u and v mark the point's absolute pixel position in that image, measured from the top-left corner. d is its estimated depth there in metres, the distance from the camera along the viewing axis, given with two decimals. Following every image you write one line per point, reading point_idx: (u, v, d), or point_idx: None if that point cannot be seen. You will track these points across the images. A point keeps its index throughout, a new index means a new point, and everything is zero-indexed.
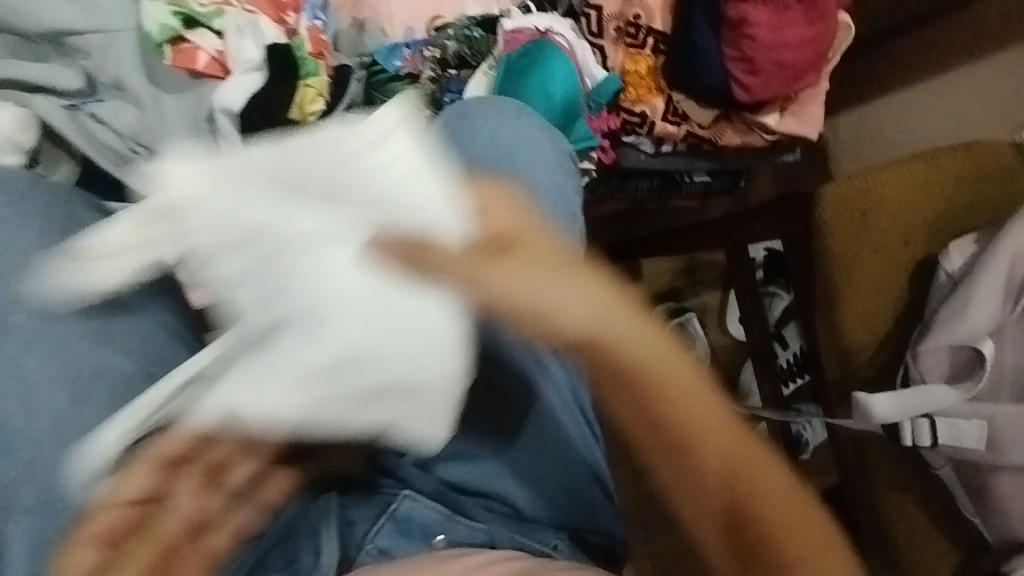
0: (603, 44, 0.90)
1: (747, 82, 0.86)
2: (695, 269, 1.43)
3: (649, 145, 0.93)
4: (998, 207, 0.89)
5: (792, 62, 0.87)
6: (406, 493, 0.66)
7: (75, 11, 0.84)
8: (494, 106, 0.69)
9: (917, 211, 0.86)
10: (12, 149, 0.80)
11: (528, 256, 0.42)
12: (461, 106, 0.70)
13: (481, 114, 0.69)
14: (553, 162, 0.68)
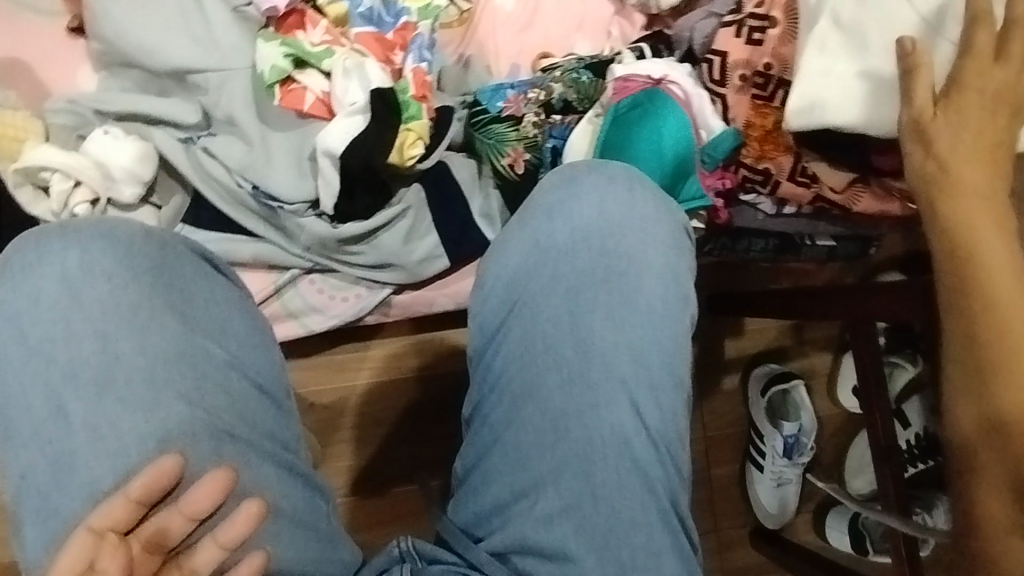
0: (726, 94, 0.83)
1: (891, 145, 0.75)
2: (806, 329, 1.28)
3: (769, 206, 0.85)
4: None
5: None
6: None
7: (198, 50, 0.87)
8: (603, 175, 0.68)
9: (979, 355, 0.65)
10: (132, 181, 0.85)
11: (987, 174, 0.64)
12: (565, 173, 0.69)
13: (587, 182, 0.68)
14: (661, 238, 0.67)
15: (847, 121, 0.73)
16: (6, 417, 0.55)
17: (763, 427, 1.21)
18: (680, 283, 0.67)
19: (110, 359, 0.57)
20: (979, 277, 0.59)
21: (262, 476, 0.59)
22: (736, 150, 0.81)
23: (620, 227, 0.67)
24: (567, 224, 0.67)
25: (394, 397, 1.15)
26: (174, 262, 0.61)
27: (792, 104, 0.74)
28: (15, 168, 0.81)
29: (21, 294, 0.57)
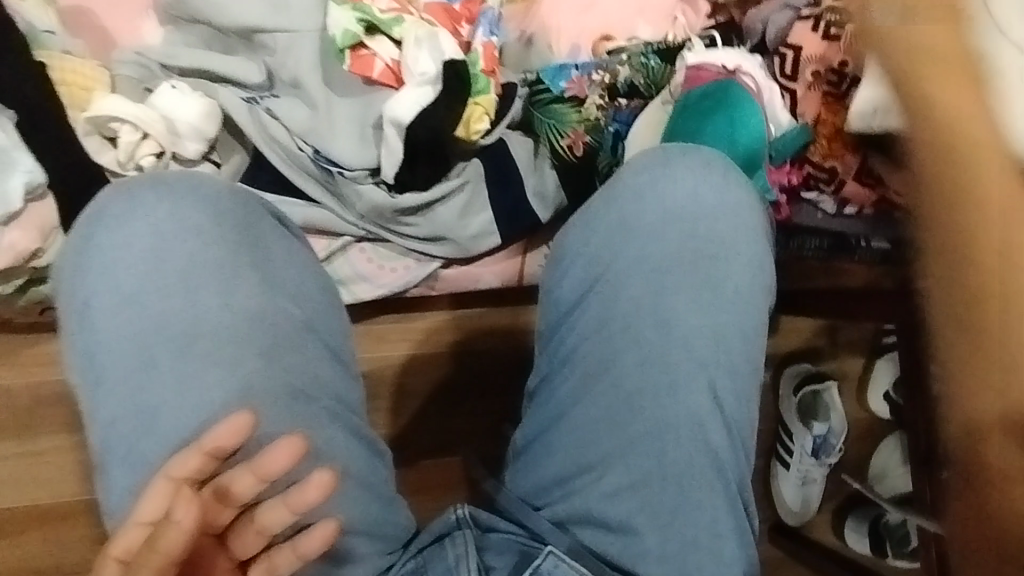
0: (796, 88, 0.83)
1: None
2: (840, 332, 1.28)
3: (830, 204, 0.84)
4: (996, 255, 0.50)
5: None
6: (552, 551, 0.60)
7: (267, 10, 0.87)
8: (695, 159, 0.69)
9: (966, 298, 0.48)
10: (197, 137, 0.85)
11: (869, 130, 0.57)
12: (657, 154, 0.70)
13: (680, 165, 0.69)
14: (749, 226, 0.69)
15: None
16: (95, 364, 0.57)
17: (792, 425, 1.22)
18: (762, 274, 0.68)
19: (194, 314, 0.58)
20: (968, 258, 0.45)
21: (333, 438, 0.60)
22: (802, 147, 0.81)
23: (710, 213, 0.68)
24: (657, 205, 0.68)
25: (430, 370, 1.16)
26: (255, 225, 0.63)
27: (853, 109, 0.71)
28: (83, 117, 0.81)
29: (110, 246, 0.58)
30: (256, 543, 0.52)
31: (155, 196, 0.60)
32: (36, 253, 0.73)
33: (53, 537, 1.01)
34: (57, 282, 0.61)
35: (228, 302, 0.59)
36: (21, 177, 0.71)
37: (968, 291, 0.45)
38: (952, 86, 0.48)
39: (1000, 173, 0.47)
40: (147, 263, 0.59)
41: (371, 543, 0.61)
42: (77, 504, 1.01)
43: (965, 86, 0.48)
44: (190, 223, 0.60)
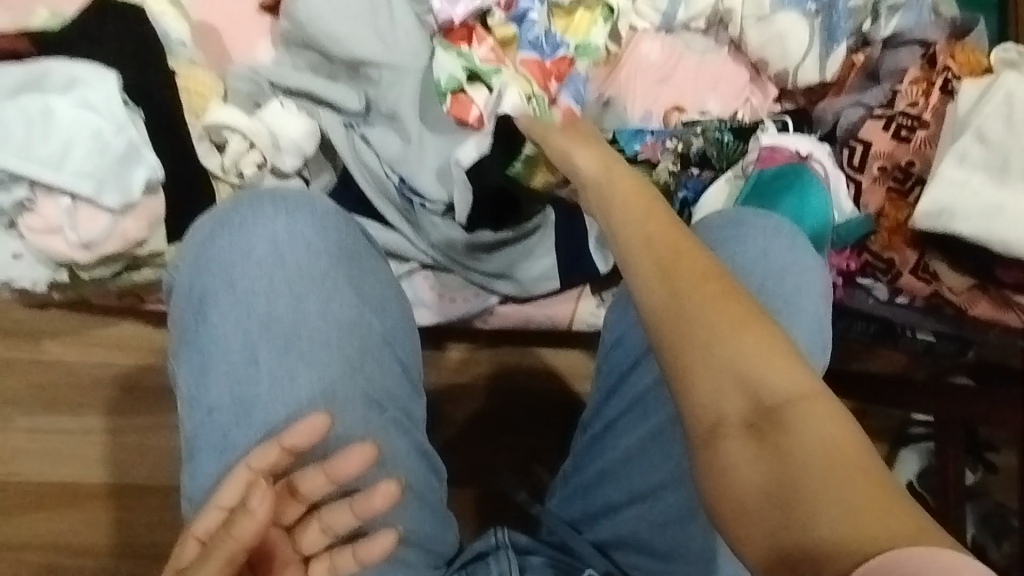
0: (862, 179, 0.87)
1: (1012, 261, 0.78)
2: (866, 415, 1.31)
3: (884, 291, 0.88)
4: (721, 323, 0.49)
5: None
6: None
7: (378, 46, 0.94)
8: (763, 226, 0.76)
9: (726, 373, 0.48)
10: (296, 152, 0.91)
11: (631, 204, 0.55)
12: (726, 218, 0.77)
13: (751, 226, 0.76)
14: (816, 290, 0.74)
15: (973, 234, 0.74)
16: (201, 356, 0.60)
17: None
18: (823, 337, 0.72)
19: (297, 318, 0.61)
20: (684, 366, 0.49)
21: (399, 449, 0.62)
22: (864, 235, 0.85)
23: (782, 272, 0.73)
24: (742, 253, 0.73)
25: (466, 399, 1.19)
26: (357, 246, 0.66)
27: (922, 205, 0.76)
28: (197, 123, 0.88)
29: (227, 247, 0.61)
30: (318, 542, 0.51)
31: (274, 208, 0.63)
32: (141, 242, 0.77)
33: (80, 518, 1.03)
34: (174, 275, 0.64)
35: (328, 310, 0.62)
36: (145, 171, 0.75)
37: (725, 381, 0.48)
38: (633, 198, 0.56)
39: (655, 224, 0.53)
40: (261, 265, 0.62)
41: (419, 559, 0.63)
42: (108, 486, 1.03)
43: (650, 209, 0.54)
44: (298, 233, 0.63)
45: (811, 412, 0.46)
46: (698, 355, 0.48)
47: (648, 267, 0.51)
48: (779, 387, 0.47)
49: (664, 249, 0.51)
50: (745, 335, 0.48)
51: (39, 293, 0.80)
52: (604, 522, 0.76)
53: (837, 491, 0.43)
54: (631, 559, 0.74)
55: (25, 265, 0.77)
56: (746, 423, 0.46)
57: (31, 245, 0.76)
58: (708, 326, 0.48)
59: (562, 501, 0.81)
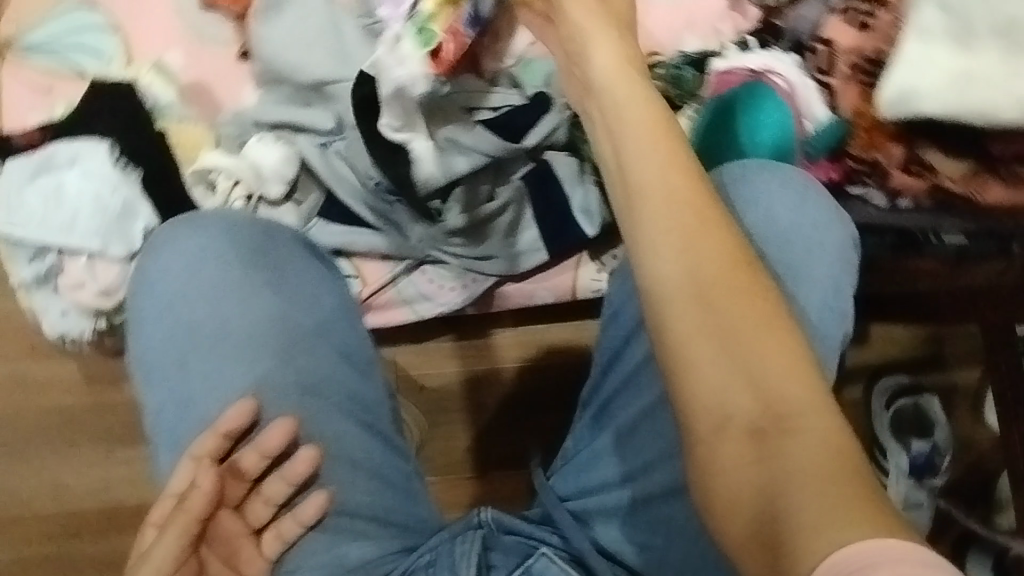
0: (833, 82, 0.80)
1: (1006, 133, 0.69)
2: (946, 341, 1.16)
3: (881, 197, 0.79)
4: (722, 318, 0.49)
5: None
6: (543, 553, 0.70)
7: (334, 64, 1.00)
8: (787, 189, 0.74)
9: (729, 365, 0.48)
10: (278, 179, 1.00)
11: (670, 182, 0.51)
12: (750, 181, 0.75)
13: (766, 189, 0.74)
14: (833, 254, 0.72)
15: (940, 113, 0.65)
16: (148, 364, 0.66)
17: (885, 442, 1.11)
18: (840, 297, 0.71)
19: (225, 320, 0.66)
20: (694, 347, 0.49)
21: (339, 427, 0.66)
22: (841, 141, 0.79)
23: (801, 232, 0.72)
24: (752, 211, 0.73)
25: (496, 383, 1.21)
26: (281, 240, 0.71)
27: (883, 94, 0.67)
28: (193, 171, 0.99)
29: (154, 269, 0.68)
30: (264, 511, 0.63)
31: (189, 228, 0.69)
32: None
33: None
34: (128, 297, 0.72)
35: (250, 311, 0.67)
36: (144, 221, 0.89)
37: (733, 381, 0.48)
38: (670, 157, 0.51)
39: (685, 202, 0.50)
40: (182, 279, 0.67)
41: (382, 532, 0.66)
42: None
43: (692, 185, 0.51)
44: (216, 248, 0.68)
45: (818, 421, 0.47)
46: (704, 344, 0.48)
47: (667, 248, 0.50)
48: (794, 393, 0.48)
49: (693, 238, 0.50)
50: (765, 336, 0.48)
51: (88, 341, 0.93)
52: (596, 482, 0.76)
53: (824, 492, 0.44)
54: (633, 518, 0.73)
55: (70, 319, 0.90)
56: (749, 419, 0.47)
57: (69, 301, 0.89)
58: (728, 324, 0.48)
59: (563, 476, 0.79)
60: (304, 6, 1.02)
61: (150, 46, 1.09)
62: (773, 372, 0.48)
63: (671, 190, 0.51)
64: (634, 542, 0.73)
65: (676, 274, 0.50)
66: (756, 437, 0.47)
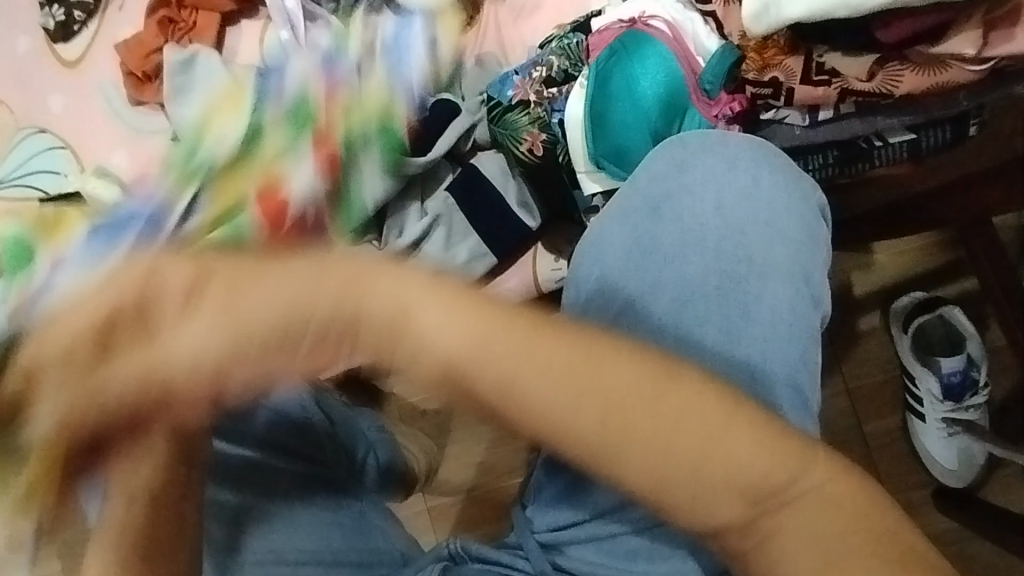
0: (715, 8, 0.74)
1: (890, 14, 0.60)
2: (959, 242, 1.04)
3: (800, 116, 0.72)
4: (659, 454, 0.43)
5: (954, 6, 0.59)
6: None
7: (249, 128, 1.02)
8: (723, 160, 0.62)
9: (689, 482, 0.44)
10: None
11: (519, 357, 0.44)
12: (676, 158, 0.64)
13: (698, 166, 0.63)
14: (794, 232, 0.60)
15: (806, 14, 0.58)
16: None
17: (912, 368, 0.99)
18: (810, 283, 0.59)
19: None
20: (653, 489, 0.44)
21: None
22: (734, 68, 0.72)
23: (744, 226, 0.60)
24: (675, 223, 0.62)
25: None
26: None
27: (745, 11, 0.62)
28: None
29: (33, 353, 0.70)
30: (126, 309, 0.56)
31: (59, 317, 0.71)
32: None
33: None
34: None
35: None
36: None
37: (697, 494, 0.44)
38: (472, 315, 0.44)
39: (551, 353, 0.44)
40: None
41: (336, 575, 0.66)
42: None
43: (535, 333, 0.44)
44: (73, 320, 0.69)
45: (809, 485, 0.44)
46: (660, 478, 0.44)
47: (559, 418, 0.44)
48: (758, 466, 0.43)
49: (583, 382, 0.44)
50: (701, 429, 0.43)
51: None
52: (550, 493, 0.64)
53: (820, 545, 0.43)
54: (617, 538, 0.61)
55: None
56: (736, 520, 0.44)
57: None
58: (657, 453, 0.43)
59: (539, 509, 0.65)
60: (209, 78, 1.04)
61: (96, 153, 1.16)
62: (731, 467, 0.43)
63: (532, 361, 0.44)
64: (619, 571, 0.61)
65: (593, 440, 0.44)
66: (748, 527, 0.44)
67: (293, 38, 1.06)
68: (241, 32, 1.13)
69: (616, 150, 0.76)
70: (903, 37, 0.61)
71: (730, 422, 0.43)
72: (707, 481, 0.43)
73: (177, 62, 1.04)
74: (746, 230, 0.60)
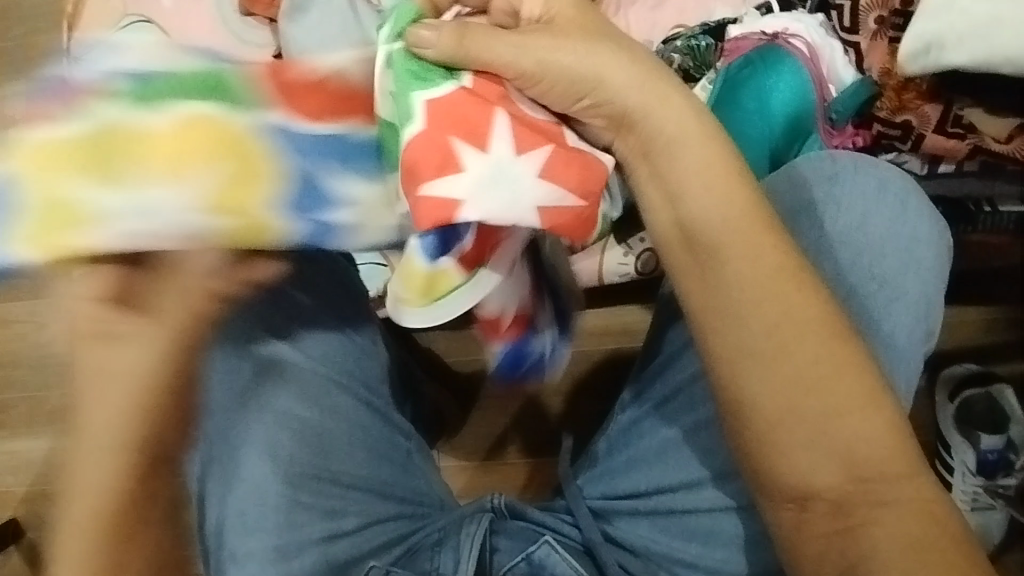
0: (859, 41, 0.75)
1: None
2: None
3: (918, 164, 0.73)
4: (815, 385, 0.49)
5: None
6: (547, 540, 0.65)
7: None
8: (882, 179, 0.60)
9: (824, 425, 0.49)
10: None
11: (746, 235, 0.51)
12: (832, 163, 0.60)
13: (853, 180, 0.60)
14: (928, 268, 0.58)
15: (969, 61, 0.61)
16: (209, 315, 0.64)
17: (950, 437, 0.98)
18: (930, 318, 0.58)
19: None
20: (790, 415, 0.49)
21: (336, 403, 0.67)
22: (867, 103, 0.72)
23: (886, 246, 0.58)
24: (816, 229, 0.59)
25: None
26: None
27: (905, 46, 0.63)
28: None
29: None
30: None
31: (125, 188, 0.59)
32: None
33: None
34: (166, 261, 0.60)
35: None
36: None
37: (819, 439, 0.49)
38: (722, 180, 0.52)
39: (768, 257, 0.51)
40: None
41: (379, 501, 0.68)
42: None
43: (759, 237, 0.51)
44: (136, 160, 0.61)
45: (913, 493, 0.48)
46: (798, 411, 0.49)
47: (737, 305, 0.50)
48: (880, 449, 0.49)
49: (771, 294, 0.50)
50: (854, 392, 0.49)
51: None
52: (608, 466, 0.68)
53: (899, 544, 0.47)
54: (676, 519, 0.64)
55: None
56: (834, 490, 0.49)
57: None
58: (815, 390, 0.49)
59: (590, 478, 0.70)
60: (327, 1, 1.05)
61: (197, 52, 1.18)
62: (863, 433, 0.49)
63: (754, 237, 0.51)
64: (669, 549, 0.64)
65: (769, 338, 0.50)
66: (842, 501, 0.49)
67: None
68: None
69: None
70: None
71: (874, 400, 0.49)
72: (834, 436, 0.49)
73: None
74: (885, 253, 0.58)
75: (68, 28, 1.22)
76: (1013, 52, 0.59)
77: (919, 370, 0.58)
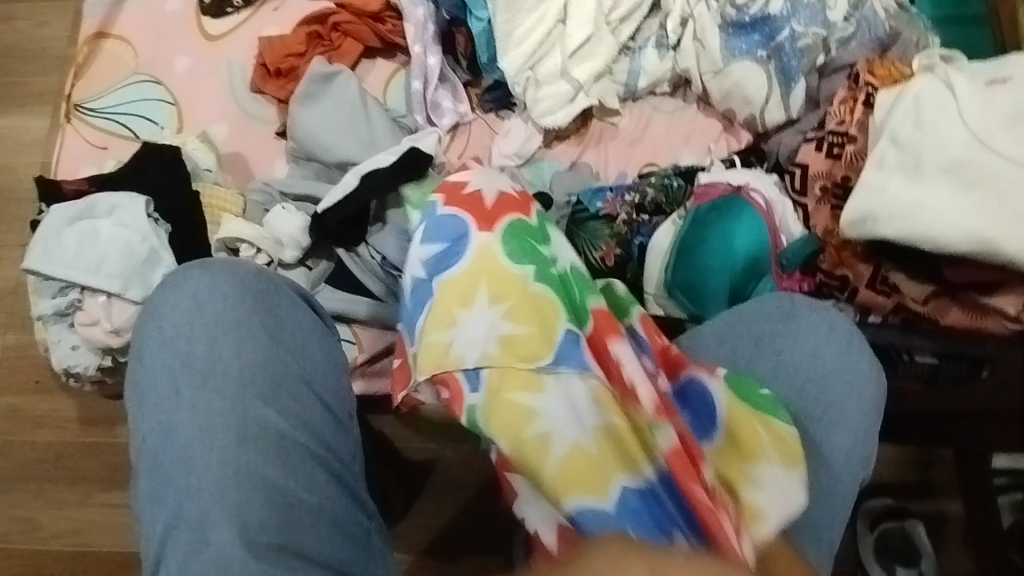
0: (807, 203, 0.88)
1: (955, 259, 0.77)
2: (931, 466, 1.11)
3: (852, 311, 0.86)
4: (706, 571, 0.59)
5: (997, 279, 0.76)
6: None
7: (360, 148, 1.12)
8: (822, 325, 0.69)
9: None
10: (293, 245, 1.05)
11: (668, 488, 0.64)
12: (782, 307, 0.71)
13: (805, 319, 0.70)
14: (867, 400, 0.67)
15: (898, 235, 0.75)
16: (166, 416, 0.64)
17: (869, 567, 1.04)
18: (867, 446, 0.66)
19: (214, 352, 0.65)
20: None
21: (313, 478, 0.64)
22: (813, 256, 0.86)
23: (835, 380, 0.67)
24: (772, 357, 0.69)
25: (476, 468, 1.16)
26: (274, 302, 0.69)
27: (847, 215, 0.79)
28: (213, 234, 1.04)
29: (173, 303, 0.67)
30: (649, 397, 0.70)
31: (212, 272, 0.68)
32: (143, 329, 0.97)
33: None
34: (207, 338, 0.66)
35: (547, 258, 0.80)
36: (162, 271, 0.98)
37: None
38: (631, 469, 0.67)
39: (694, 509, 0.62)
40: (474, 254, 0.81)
41: None
42: None
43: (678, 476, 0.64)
44: (239, 312, 0.67)
45: None
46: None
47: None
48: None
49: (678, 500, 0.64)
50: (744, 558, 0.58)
51: (91, 377, 1.01)
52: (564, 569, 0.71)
53: None
54: None
55: (79, 354, 0.99)
56: None
57: (82, 337, 0.98)
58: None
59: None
60: (340, 95, 1.14)
61: (199, 118, 1.22)
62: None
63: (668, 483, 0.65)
64: None
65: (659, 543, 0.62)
66: None
67: (422, 89, 1.17)
68: (375, 66, 1.23)
69: (692, 282, 0.85)
70: (959, 280, 0.78)
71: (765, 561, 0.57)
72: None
73: (319, 73, 1.13)
74: (829, 382, 0.67)
75: (75, 77, 1.26)
76: (926, 231, 0.74)
77: (851, 490, 0.65)
